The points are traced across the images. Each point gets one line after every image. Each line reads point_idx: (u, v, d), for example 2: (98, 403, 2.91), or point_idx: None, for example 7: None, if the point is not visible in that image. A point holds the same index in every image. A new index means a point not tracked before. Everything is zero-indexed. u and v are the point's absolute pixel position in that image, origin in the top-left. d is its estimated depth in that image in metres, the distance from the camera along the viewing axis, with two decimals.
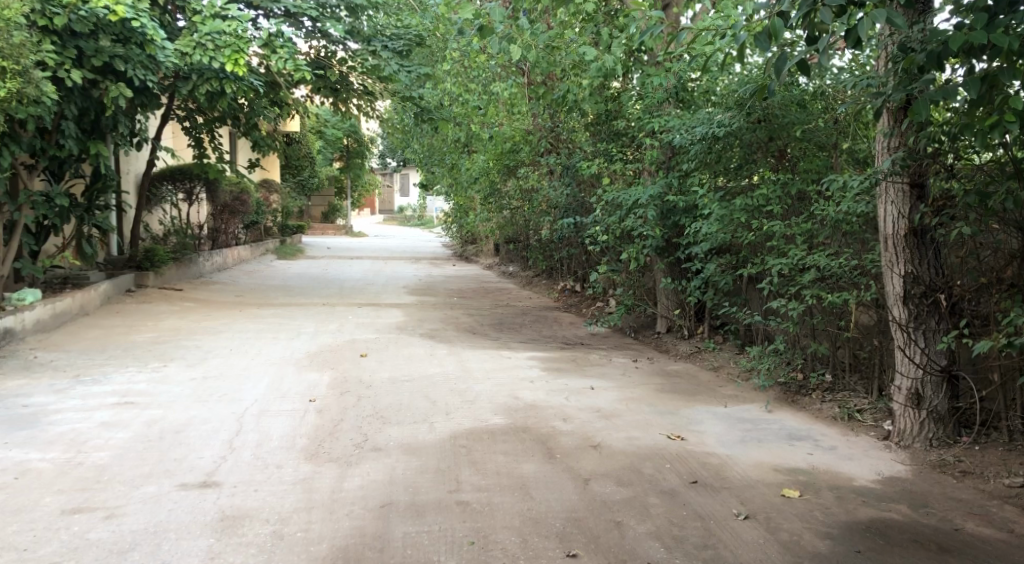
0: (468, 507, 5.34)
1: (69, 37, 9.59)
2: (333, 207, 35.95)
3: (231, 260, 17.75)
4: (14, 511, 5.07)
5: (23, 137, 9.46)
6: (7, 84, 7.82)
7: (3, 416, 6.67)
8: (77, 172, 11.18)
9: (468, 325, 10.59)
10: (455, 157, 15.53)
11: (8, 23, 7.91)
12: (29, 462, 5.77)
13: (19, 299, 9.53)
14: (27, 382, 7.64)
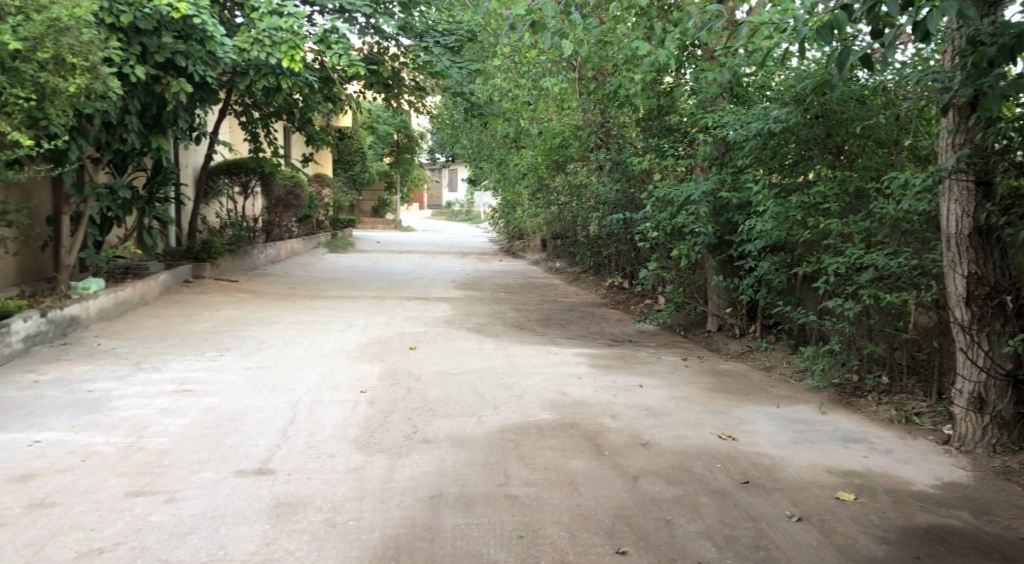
0: (517, 501, 5.32)
1: (133, 34, 9.77)
2: (381, 202, 36.22)
3: (284, 253, 17.99)
4: (81, 492, 5.18)
5: (89, 131, 9.67)
6: (76, 80, 8.00)
7: (69, 400, 6.83)
8: (139, 165, 11.41)
9: (515, 320, 10.59)
10: (503, 153, 15.52)
11: (79, 21, 8.00)
12: (93, 445, 5.89)
13: (83, 288, 9.78)
14: (91, 368, 7.81)
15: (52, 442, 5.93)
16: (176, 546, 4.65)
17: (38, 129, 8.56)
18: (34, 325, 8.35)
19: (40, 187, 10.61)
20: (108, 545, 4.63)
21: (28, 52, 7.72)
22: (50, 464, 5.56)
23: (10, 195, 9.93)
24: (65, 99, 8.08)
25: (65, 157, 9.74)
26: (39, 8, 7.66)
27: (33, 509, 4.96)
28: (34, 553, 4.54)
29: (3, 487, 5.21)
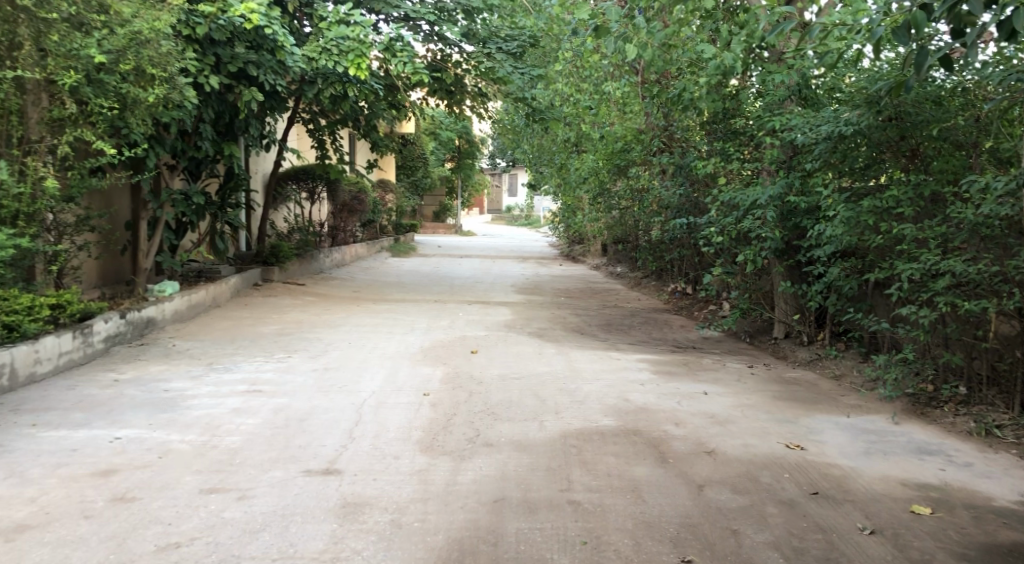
0: (580, 507, 5.26)
1: (208, 44, 10.00)
2: (442, 207, 36.45)
3: (348, 257, 18.21)
4: (159, 488, 5.27)
5: (166, 139, 9.94)
6: (155, 90, 8.20)
7: (146, 399, 6.97)
8: (212, 172, 11.67)
9: (576, 325, 10.53)
10: (564, 157, 15.48)
11: (159, 33, 8.14)
12: (170, 443, 6.00)
13: (159, 291, 10.06)
14: (166, 368, 7.98)
15: (131, 439, 6.06)
16: (248, 542, 4.70)
17: (119, 137, 8.88)
18: (114, 326, 8.57)
19: (120, 194, 11.00)
20: (185, 539, 4.70)
21: (111, 64, 7.96)
22: (128, 460, 5.68)
23: (91, 200, 10.31)
24: (144, 108, 8.33)
25: (143, 164, 10.03)
26: (122, 22, 7.86)
27: (114, 503, 5.07)
28: (115, 545, 4.63)
29: (86, 481, 5.34)
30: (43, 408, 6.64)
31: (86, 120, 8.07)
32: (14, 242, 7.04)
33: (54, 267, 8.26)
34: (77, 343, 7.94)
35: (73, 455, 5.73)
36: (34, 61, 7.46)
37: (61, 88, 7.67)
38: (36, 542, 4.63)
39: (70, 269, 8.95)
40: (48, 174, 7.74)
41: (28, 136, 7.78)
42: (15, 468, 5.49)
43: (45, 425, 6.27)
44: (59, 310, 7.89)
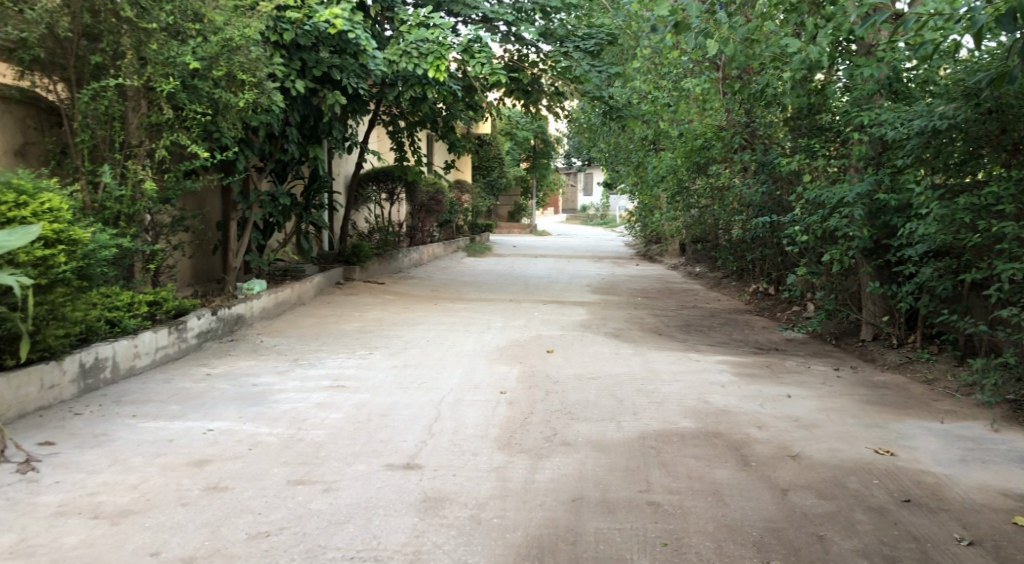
0: (660, 508, 5.16)
1: (294, 50, 10.16)
2: (517, 207, 36.49)
3: (426, 256, 18.38)
4: (249, 479, 5.37)
5: (255, 142, 10.18)
6: (245, 95, 8.38)
7: (237, 393, 7.12)
8: (297, 174, 11.93)
9: (653, 326, 10.38)
10: (641, 155, 15.30)
11: (248, 40, 8.31)
12: (259, 435, 6.11)
13: (247, 289, 10.17)
14: (255, 363, 8.14)
15: (222, 431, 6.18)
16: (334, 533, 4.76)
17: (211, 141, 9.12)
18: (206, 322, 8.78)
19: (212, 196, 11.32)
20: (274, 528, 4.78)
21: (204, 70, 8.14)
22: (220, 451, 5.80)
23: (185, 202, 10.63)
24: (234, 112, 8.48)
25: (233, 166, 10.28)
26: (215, 30, 8.03)
27: (208, 492, 5.17)
28: (210, 532, 4.72)
29: (182, 470, 5.46)
30: (141, 400, 6.83)
31: (181, 125, 8.26)
32: (117, 242, 7.27)
33: (151, 266, 8.51)
34: (173, 338, 8.15)
35: (170, 445, 5.87)
36: (134, 69, 7.63)
37: (160, 94, 7.90)
38: (137, 527, 4.75)
39: (166, 267, 9.20)
40: (146, 177, 8.02)
41: (128, 141, 8.06)
42: (117, 456, 5.65)
43: (143, 416, 6.44)
44: (155, 307, 8.16)
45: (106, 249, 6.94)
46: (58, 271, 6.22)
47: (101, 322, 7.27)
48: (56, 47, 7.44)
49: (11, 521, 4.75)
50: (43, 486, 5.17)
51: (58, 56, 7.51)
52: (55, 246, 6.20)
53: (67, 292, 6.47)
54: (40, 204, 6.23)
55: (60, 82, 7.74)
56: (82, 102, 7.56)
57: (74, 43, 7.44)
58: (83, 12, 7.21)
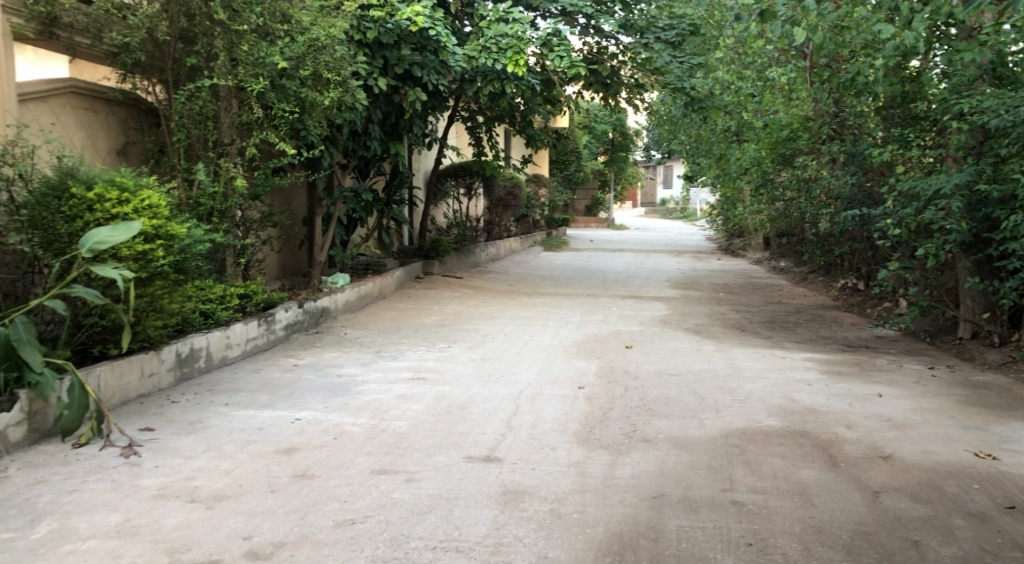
0: (744, 507, 5.01)
1: (377, 47, 10.25)
2: (595, 201, 36.25)
3: (503, 251, 18.40)
4: (333, 467, 5.42)
5: (338, 139, 10.30)
6: (330, 94, 8.47)
7: (322, 383, 7.22)
8: (378, 170, 12.08)
9: (736, 321, 10.15)
10: (724, 147, 14.98)
11: (333, 39, 8.43)
12: (344, 425, 6.16)
13: (331, 282, 10.47)
14: (340, 354, 8.25)
15: (309, 420, 6.27)
16: (416, 523, 4.76)
17: (297, 139, 9.28)
18: (294, 315, 8.93)
19: (299, 192, 11.56)
20: (359, 517, 4.81)
21: (291, 70, 8.27)
22: (306, 439, 5.88)
23: (273, 198, 10.87)
24: (320, 111, 8.57)
25: (318, 164, 10.43)
26: (301, 30, 8.17)
27: (296, 479, 5.24)
28: (299, 518, 4.77)
29: (271, 458, 5.55)
30: (232, 389, 6.98)
31: (270, 123, 8.43)
32: (212, 237, 7.42)
33: (242, 260, 8.78)
34: (262, 330, 8.32)
35: (259, 433, 5.97)
36: (226, 70, 7.80)
37: (250, 94, 7.98)
38: (229, 511, 4.82)
39: (256, 261, 9.43)
40: (238, 175, 8.18)
41: (221, 140, 8.26)
42: (211, 443, 5.77)
43: (235, 405, 6.57)
44: (246, 300, 8.32)
45: (201, 244, 7.09)
46: (158, 265, 6.34)
47: (196, 314, 7.45)
48: (154, 50, 7.65)
49: (115, 502, 4.88)
50: (144, 469, 5.31)
51: (156, 59, 7.73)
52: (154, 241, 6.29)
53: (165, 285, 6.63)
54: (139, 201, 6.31)
55: (158, 84, 8.01)
56: (179, 103, 7.79)
57: (171, 47, 7.65)
58: (180, 16, 7.35)
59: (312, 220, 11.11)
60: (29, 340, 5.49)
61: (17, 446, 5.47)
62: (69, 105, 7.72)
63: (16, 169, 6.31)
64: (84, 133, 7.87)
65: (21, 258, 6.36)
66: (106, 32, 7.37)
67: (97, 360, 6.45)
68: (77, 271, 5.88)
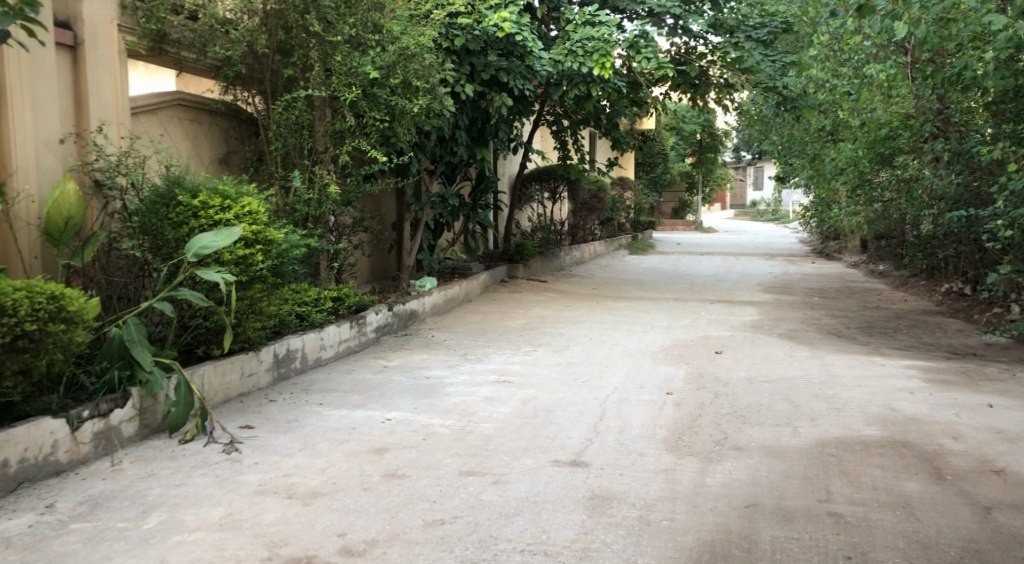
0: (842, 519, 4.81)
1: (464, 54, 10.30)
2: (682, 202, 35.70)
3: (588, 254, 18.29)
4: (423, 467, 5.43)
5: (426, 146, 10.40)
6: (419, 101, 8.47)
7: (410, 384, 7.27)
8: (465, 175, 12.16)
9: (832, 327, 9.83)
10: (818, 147, 14.51)
11: (422, 47, 8.42)
12: (432, 426, 6.18)
13: (419, 286, 10.55)
14: (427, 356, 8.31)
15: (398, 421, 6.31)
16: (503, 525, 4.72)
17: (388, 146, 9.38)
18: (384, 318, 9.04)
19: (389, 197, 11.73)
20: (449, 517, 4.80)
21: (382, 79, 8.34)
22: (395, 439, 5.91)
23: (363, 203, 11.04)
24: (409, 118, 8.61)
25: (407, 169, 10.55)
26: (392, 39, 8.21)
27: (387, 478, 5.27)
28: (390, 517, 4.79)
29: (364, 457, 5.59)
30: (325, 389, 7.09)
31: (361, 131, 8.54)
32: (307, 242, 7.56)
33: (336, 265, 8.94)
34: (354, 332, 8.44)
35: (352, 432, 6.03)
36: (321, 80, 7.92)
37: (343, 103, 8.11)
38: (325, 508, 4.87)
39: (348, 265, 9.58)
40: (331, 181, 8.34)
41: (315, 148, 8.44)
42: (306, 441, 5.87)
43: (329, 405, 6.66)
44: (338, 303, 8.46)
45: (297, 248, 7.20)
46: (257, 269, 6.43)
47: (292, 316, 7.61)
48: (254, 63, 7.90)
49: (218, 496, 4.99)
50: (245, 465, 5.42)
51: (255, 71, 7.99)
52: (253, 246, 6.40)
53: (264, 288, 6.74)
54: (240, 208, 6.44)
55: (257, 95, 8.28)
56: (277, 113, 8.00)
57: (270, 59, 7.87)
58: (278, 29, 7.58)
59: (401, 225, 11.24)
60: (140, 339, 5.64)
61: (130, 440, 5.65)
62: (175, 117, 7.92)
63: (130, 179, 6.59)
64: (189, 144, 8.08)
65: (132, 264, 6.66)
66: (210, 47, 7.53)
67: (201, 360, 6.65)
68: (182, 275, 6.06)
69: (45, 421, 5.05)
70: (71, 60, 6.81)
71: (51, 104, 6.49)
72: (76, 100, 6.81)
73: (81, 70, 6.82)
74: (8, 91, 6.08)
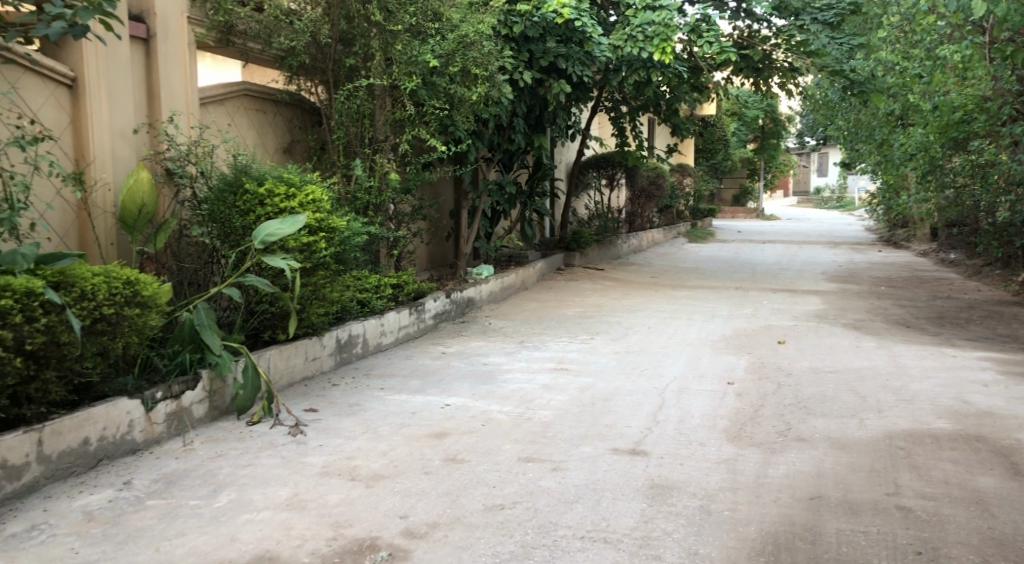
0: (912, 514, 4.70)
1: (523, 41, 10.28)
2: (743, 189, 35.19)
3: (646, 243, 18.13)
4: (483, 452, 5.45)
5: (484, 134, 10.38)
6: (478, 89, 8.49)
7: (468, 371, 7.30)
8: (522, 163, 12.14)
9: (900, 317, 9.59)
10: (887, 132, 14.15)
11: (481, 35, 8.40)
12: (490, 412, 6.20)
13: (477, 274, 10.61)
14: (485, 343, 8.33)
15: (457, 406, 6.34)
16: (563, 512, 4.71)
17: (446, 134, 9.42)
18: (442, 305, 9.09)
19: (446, 185, 11.76)
20: (508, 502, 4.81)
21: (442, 67, 8.37)
22: (455, 425, 5.94)
23: (422, 192, 11.09)
24: (468, 107, 8.63)
25: (464, 157, 10.59)
26: (452, 27, 8.19)
27: (448, 463, 5.30)
28: (450, 501, 4.82)
29: (424, 441, 5.63)
30: (386, 374, 7.16)
31: (421, 120, 8.56)
32: (368, 230, 7.63)
33: (395, 252, 9.01)
34: (413, 319, 8.49)
35: (413, 417, 6.08)
36: (382, 69, 7.98)
37: (403, 92, 8.16)
38: (387, 491, 4.92)
39: (407, 253, 9.65)
40: (391, 169, 8.39)
41: (375, 137, 8.50)
42: (369, 425, 5.93)
43: (390, 389, 6.73)
44: (398, 290, 8.53)
45: (359, 236, 7.29)
46: (321, 256, 6.46)
47: (353, 302, 7.70)
48: (318, 54, 8.01)
49: (284, 477, 5.07)
50: (310, 447, 5.51)
51: (319, 61, 8.09)
52: (317, 234, 6.44)
53: (328, 276, 6.82)
54: (304, 196, 6.50)
55: (320, 85, 8.36)
56: (338, 102, 8.10)
57: (333, 49, 7.96)
58: (340, 19, 7.64)
59: (459, 213, 11.27)
60: (210, 324, 5.78)
61: (201, 421, 5.78)
62: (242, 107, 8.02)
63: (198, 168, 6.75)
64: (254, 133, 8.18)
65: (202, 250, 6.79)
66: (275, 38, 7.68)
67: (267, 344, 6.77)
68: (250, 261, 6.15)
69: (123, 402, 5.19)
70: (144, 52, 6.95)
71: (125, 95, 6.64)
72: (148, 91, 6.95)
73: (152, 61, 6.95)
74: (85, 82, 6.25)
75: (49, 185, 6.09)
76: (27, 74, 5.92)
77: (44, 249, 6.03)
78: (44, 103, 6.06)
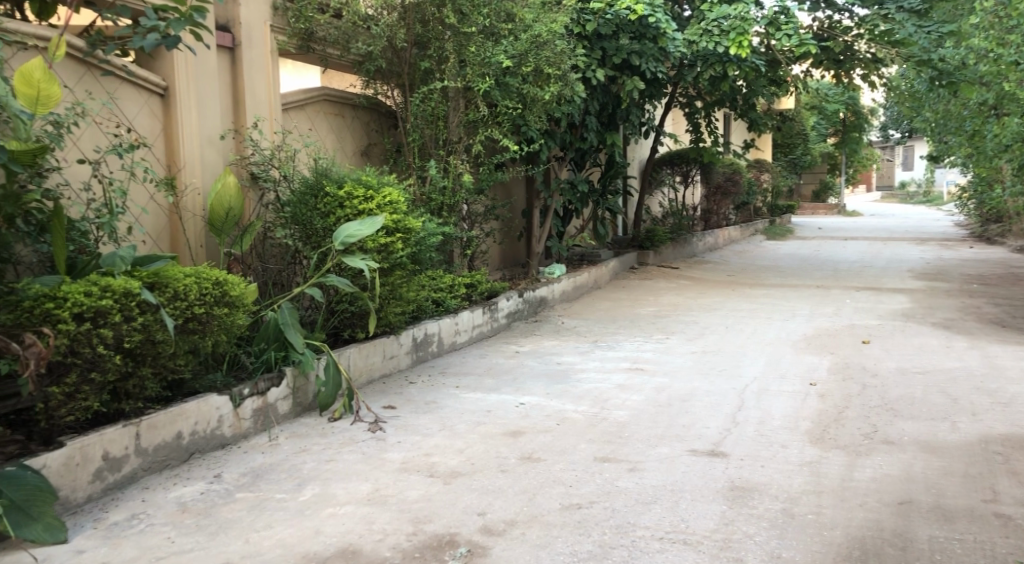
0: (1010, 522, 4.51)
1: (595, 39, 10.24)
2: (823, 184, 34.38)
3: (722, 240, 17.84)
4: (559, 452, 5.43)
5: (557, 133, 10.36)
6: (550, 88, 8.44)
7: (542, 370, 7.29)
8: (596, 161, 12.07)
9: (994, 317, 9.20)
10: (978, 123, 13.61)
11: (553, 34, 8.35)
12: (565, 411, 6.18)
13: (549, 274, 10.69)
14: (559, 343, 8.31)
15: (532, 405, 6.33)
16: (642, 512, 4.66)
17: (520, 134, 9.44)
18: (515, 304, 9.10)
19: (518, 185, 11.79)
20: (586, 502, 4.78)
21: (515, 67, 8.33)
22: (531, 424, 5.93)
23: (495, 192, 11.15)
24: (540, 106, 8.62)
25: (537, 157, 10.59)
26: (525, 28, 8.17)
27: (524, 461, 5.30)
28: (528, 499, 4.82)
29: (500, 440, 5.64)
30: (461, 372, 7.20)
31: (494, 120, 8.60)
32: (443, 230, 7.68)
33: (469, 252, 9.05)
34: (487, 318, 8.52)
35: (489, 415, 6.10)
36: (456, 72, 8.03)
37: (477, 93, 8.17)
38: (465, 488, 4.94)
39: (481, 252, 9.70)
40: (465, 170, 8.44)
41: (449, 138, 8.57)
42: (445, 422, 5.97)
43: (465, 388, 6.77)
44: (471, 289, 8.57)
45: (434, 236, 7.35)
46: (397, 256, 6.54)
47: (429, 301, 7.77)
48: (393, 57, 8.09)
49: (365, 472, 5.14)
50: (389, 444, 5.56)
51: (394, 65, 8.17)
52: (395, 234, 6.52)
53: (404, 276, 6.89)
54: (381, 198, 6.58)
55: (396, 88, 8.46)
56: (413, 105, 8.19)
57: (408, 52, 8.02)
58: (416, 23, 7.71)
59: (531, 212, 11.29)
60: (292, 322, 5.91)
61: (285, 418, 5.90)
62: (322, 111, 8.17)
63: (282, 171, 6.94)
64: (334, 138, 8.32)
65: (284, 251, 6.96)
66: (354, 43, 7.76)
67: (346, 343, 6.87)
68: (330, 262, 6.23)
69: (212, 398, 5.34)
70: (230, 60, 7.13)
71: (213, 103, 6.82)
72: (234, 99, 7.13)
73: (236, 69, 7.12)
74: (176, 90, 6.44)
75: (144, 190, 6.28)
76: (123, 85, 6.13)
77: (140, 251, 6.22)
78: (138, 112, 6.26)
